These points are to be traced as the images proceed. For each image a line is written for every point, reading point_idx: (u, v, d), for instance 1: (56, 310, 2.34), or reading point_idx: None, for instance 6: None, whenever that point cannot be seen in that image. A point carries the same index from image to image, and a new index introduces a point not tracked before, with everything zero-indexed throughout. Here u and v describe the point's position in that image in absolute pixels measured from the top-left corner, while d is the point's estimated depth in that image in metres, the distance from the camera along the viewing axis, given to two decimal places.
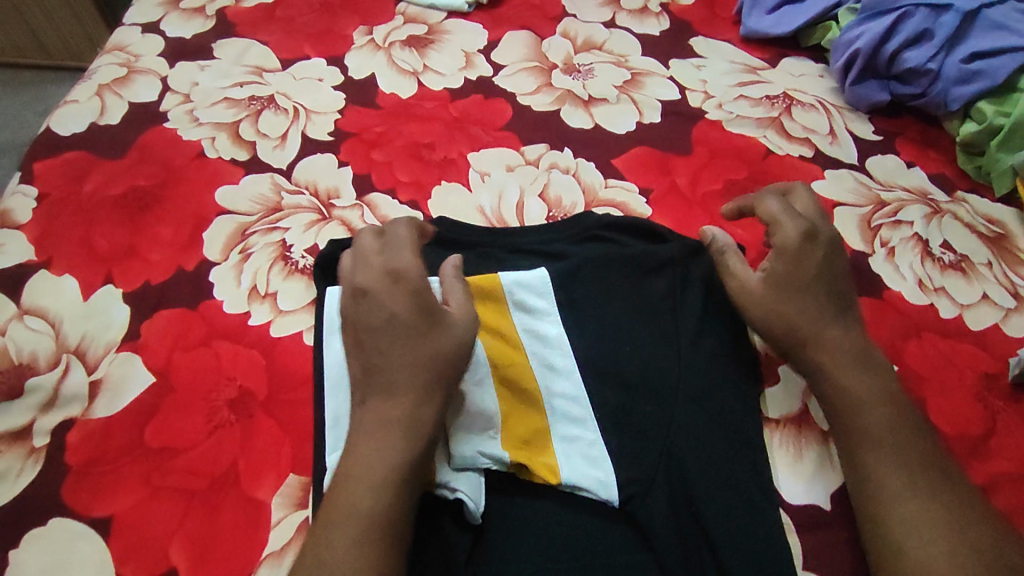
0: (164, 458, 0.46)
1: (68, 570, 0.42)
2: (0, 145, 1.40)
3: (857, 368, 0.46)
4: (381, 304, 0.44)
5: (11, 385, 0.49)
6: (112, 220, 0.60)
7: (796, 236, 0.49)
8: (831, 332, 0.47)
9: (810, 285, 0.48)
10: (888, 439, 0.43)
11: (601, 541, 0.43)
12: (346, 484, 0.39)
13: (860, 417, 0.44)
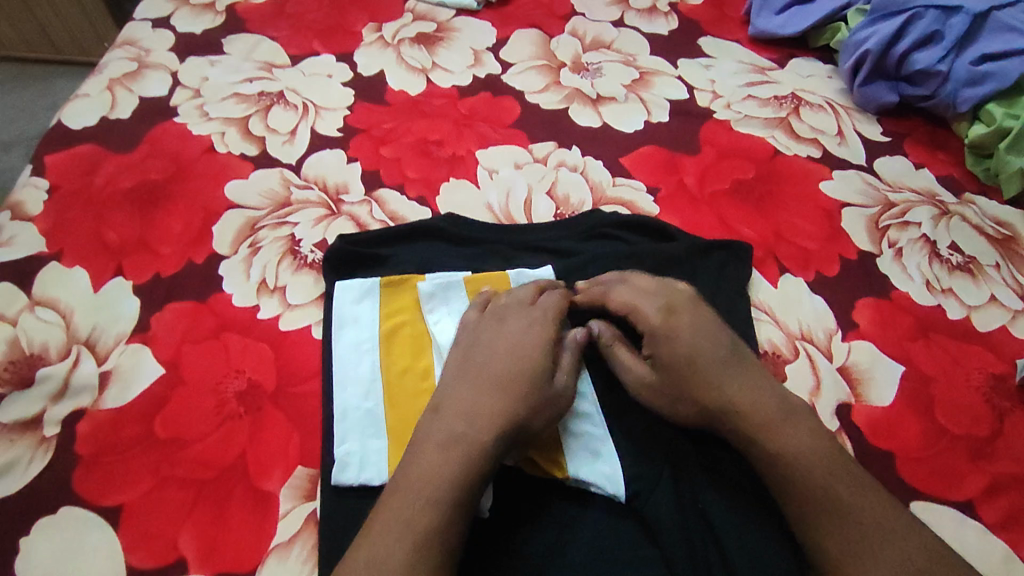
0: (173, 449, 0.46)
1: (77, 558, 0.42)
2: (9, 138, 1.41)
3: (782, 427, 0.42)
4: (506, 340, 0.46)
5: (22, 375, 0.50)
6: (123, 213, 0.60)
7: (653, 310, 0.47)
8: (734, 389, 0.44)
9: (703, 352, 0.45)
10: (833, 493, 0.40)
11: (608, 539, 0.42)
12: (401, 494, 0.39)
13: (795, 485, 0.41)
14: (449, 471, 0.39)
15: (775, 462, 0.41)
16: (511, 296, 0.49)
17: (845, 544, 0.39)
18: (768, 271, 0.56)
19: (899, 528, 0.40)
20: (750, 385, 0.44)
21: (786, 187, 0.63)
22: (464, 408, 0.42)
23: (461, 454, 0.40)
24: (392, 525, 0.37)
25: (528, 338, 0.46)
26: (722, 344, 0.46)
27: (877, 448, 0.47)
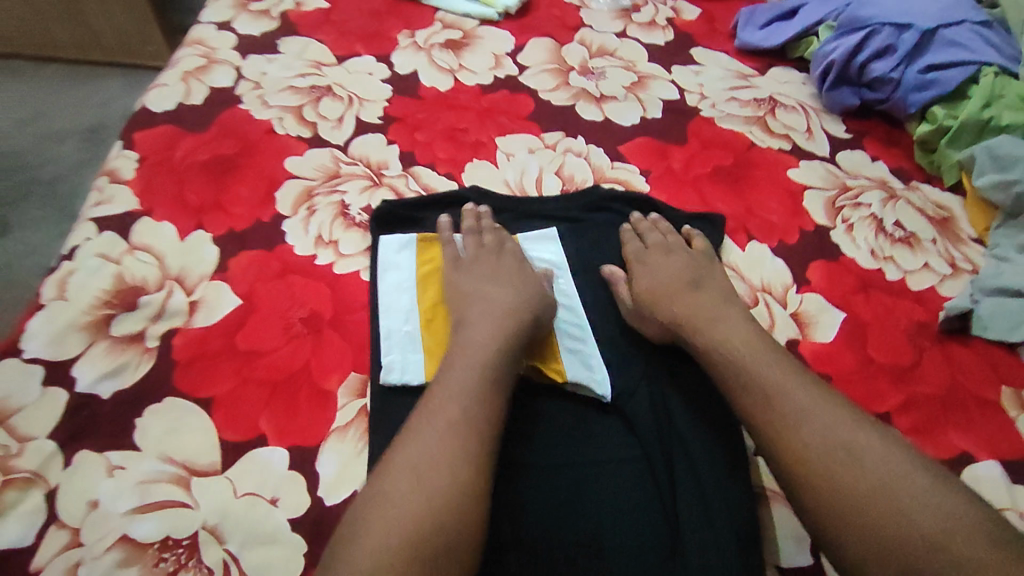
0: (252, 359, 0.58)
1: (180, 434, 0.54)
2: (60, 131, 1.54)
3: (714, 325, 0.56)
4: (500, 274, 0.60)
5: (127, 301, 0.62)
6: (200, 180, 0.72)
7: (634, 249, 0.64)
8: (682, 300, 0.58)
9: (666, 279, 0.60)
10: (756, 371, 0.51)
11: (601, 437, 0.53)
12: (448, 392, 0.50)
13: (728, 361, 0.53)
14: (479, 375, 0.51)
15: (709, 347, 0.54)
16: (489, 239, 0.64)
17: (772, 401, 0.49)
18: (739, 238, 0.67)
19: (812, 397, 0.49)
20: (695, 299, 0.58)
21: (759, 172, 0.74)
22: (487, 331, 0.54)
23: (482, 367, 0.51)
24: (437, 407, 0.49)
25: (521, 279, 0.59)
26: (683, 274, 0.61)
27: (817, 373, 0.58)
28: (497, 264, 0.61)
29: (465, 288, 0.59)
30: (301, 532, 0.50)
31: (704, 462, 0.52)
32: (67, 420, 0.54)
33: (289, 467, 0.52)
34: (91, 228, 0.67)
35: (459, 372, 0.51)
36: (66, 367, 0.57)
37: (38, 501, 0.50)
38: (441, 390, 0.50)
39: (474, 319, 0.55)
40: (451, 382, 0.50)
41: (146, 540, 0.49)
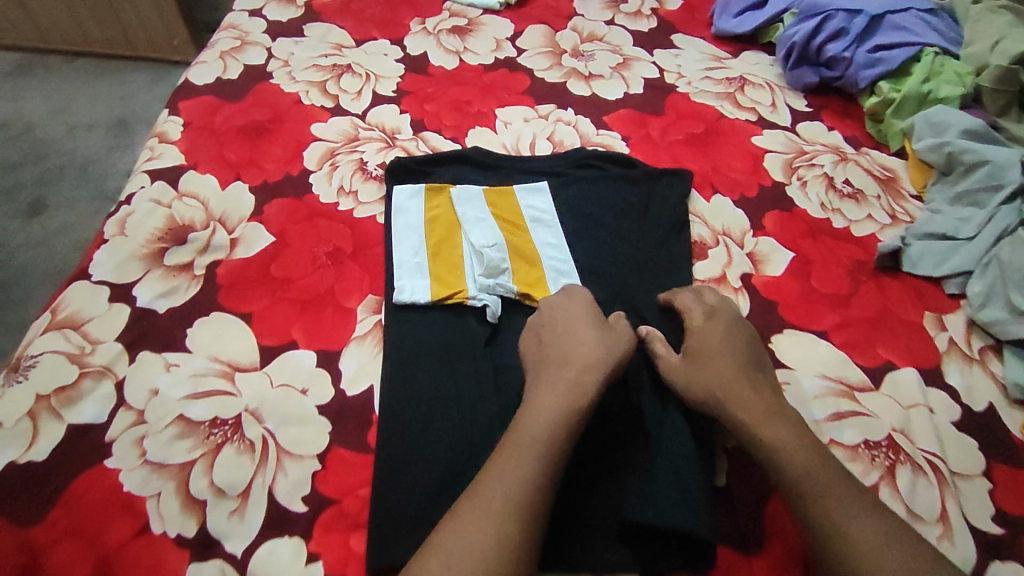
0: (284, 284, 0.68)
1: (225, 340, 0.64)
2: (91, 119, 1.65)
3: (770, 421, 0.54)
4: (570, 331, 0.60)
5: (178, 237, 0.72)
6: (237, 141, 0.83)
7: (702, 313, 0.61)
8: (744, 388, 0.56)
9: (717, 354, 0.58)
10: (817, 479, 0.50)
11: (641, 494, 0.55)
12: (497, 475, 0.50)
13: (784, 466, 0.51)
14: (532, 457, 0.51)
15: (763, 445, 0.53)
16: (536, 204, 0.74)
17: (824, 515, 0.48)
18: (705, 191, 0.77)
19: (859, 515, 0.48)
20: (757, 390, 0.56)
21: (727, 138, 0.84)
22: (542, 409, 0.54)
23: (534, 450, 0.51)
24: (490, 492, 0.49)
25: (597, 328, 0.60)
26: (739, 353, 0.58)
27: (767, 301, 0.67)
28: (587, 316, 0.61)
29: (549, 343, 0.59)
30: (325, 415, 0.60)
31: (685, 464, 0.54)
32: (130, 328, 0.65)
33: (316, 365, 0.63)
34: (145, 179, 0.78)
35: (524, 443, 0.51)
36: (128, 287, 0.68)
37: (109, 388, 0.61)
38: (503, 466, 0.50)
39: (557, 372, 0.56)
40: (515, 467, 0.50)
41: (198, 419, 0.59)
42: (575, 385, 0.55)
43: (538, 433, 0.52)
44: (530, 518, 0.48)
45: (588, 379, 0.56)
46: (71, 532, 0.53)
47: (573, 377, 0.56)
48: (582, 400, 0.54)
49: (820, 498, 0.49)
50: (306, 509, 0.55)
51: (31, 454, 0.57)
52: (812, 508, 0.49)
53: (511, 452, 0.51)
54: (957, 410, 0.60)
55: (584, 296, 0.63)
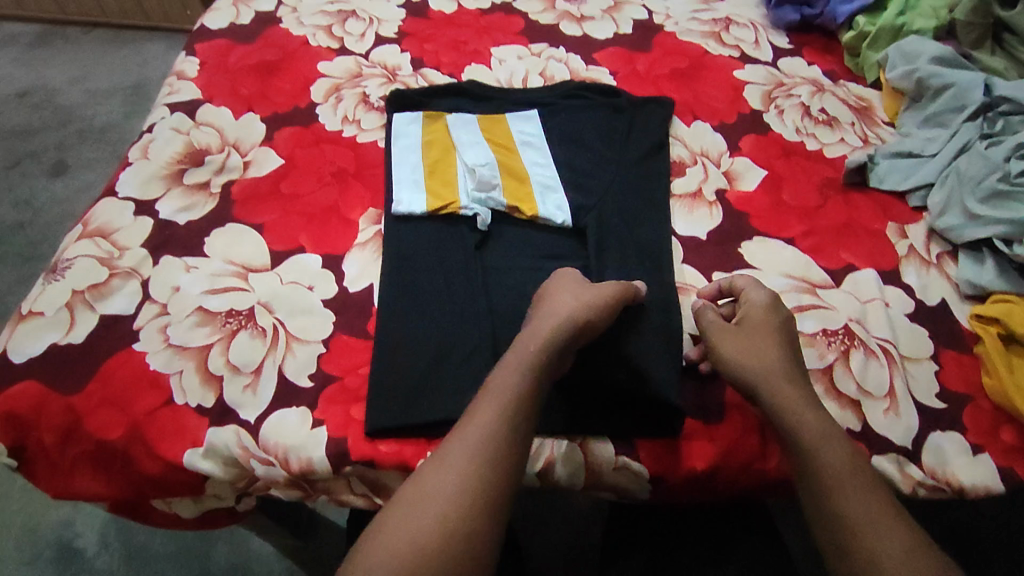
0: (292, 199, 0.74)
1: (239, 246, 0.70)
2: (108, 87, 1.71)
3: (807, 413, 0.54)
4: (568, 298, 0.59)
5: (196, 160, 0.78)
6: (248, 78, 0.88)
7: (761, 298, 0.60)
8: (786, 382, 0.55)
9: (772, 336, 0.58)
10: (845, 478, 0.50)
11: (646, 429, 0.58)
12: (450, 447, 0.51)
13: (814, 458, 0.52)
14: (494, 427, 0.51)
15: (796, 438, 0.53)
16: (526, 128, 0.79)
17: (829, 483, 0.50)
18: (686, 118, 0.82)
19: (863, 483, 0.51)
20: (798, 385, 0.56)
21: (710, 71, 0.88)
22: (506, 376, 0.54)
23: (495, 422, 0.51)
24: (455, 458, 0.50)
25: (590, 301, 0.58)
26: (786, 342, 0.58)
27: (739, 214, 0.72)
28: (584, 286, 0.61)
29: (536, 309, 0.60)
30: (330, 307, 0.66)
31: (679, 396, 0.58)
32: (154, 236, 0.71)
33: (322, 267, 0.69)
34: (165, 111, 0.84)
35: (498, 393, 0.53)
36: (151, 202, 0.74)
37: (136, 286, 0.67)
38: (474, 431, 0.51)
39: (532, 328, 0.57)
40: (471, 441, 0.51)
41: (216, 310, 0.65)
42: (543, 334, 0.56)
43: (504, 387, 0.53)
44: (495, 480, 0.50)
45: (550, 330, 0.56)
46: (107, 401, 0.60)
47: (535, 335, 0.56)
48: (544, 348, 0.55)
49: (836, 474, 0.51)
50: (312, 384, 0.61)
51: (70, 338, 0.63)
52: (836, 502, 0.50)
53: (479, 407, 0.52)
54: (911, 303, 0.66)
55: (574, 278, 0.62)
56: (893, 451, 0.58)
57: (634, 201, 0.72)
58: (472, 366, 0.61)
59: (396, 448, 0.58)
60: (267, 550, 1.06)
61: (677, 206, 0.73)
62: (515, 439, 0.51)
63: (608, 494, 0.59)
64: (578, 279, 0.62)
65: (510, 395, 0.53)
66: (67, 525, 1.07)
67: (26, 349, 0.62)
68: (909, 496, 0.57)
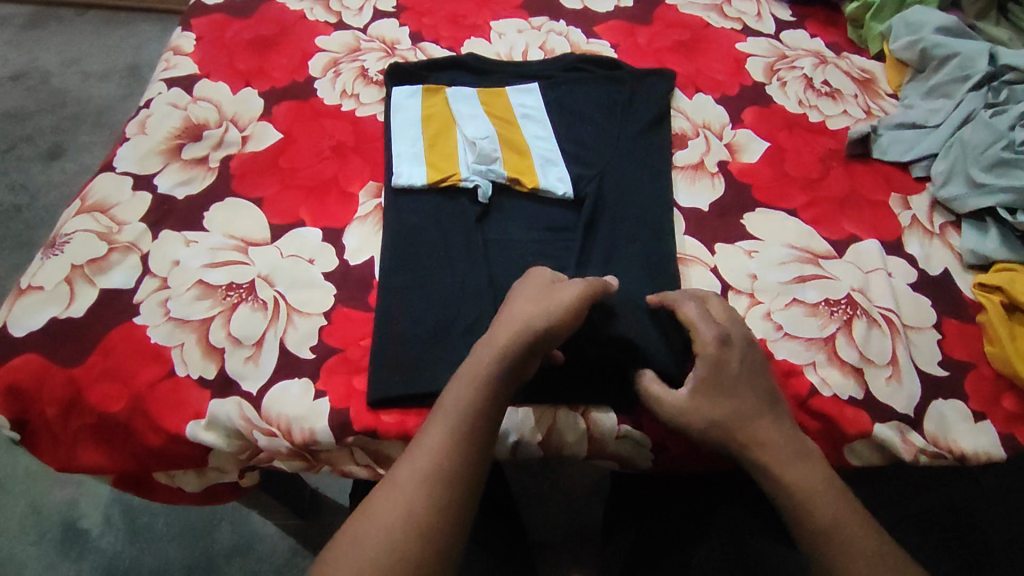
0: (291, 172, 0.74)
1: (239, 219, 0.70)
2: (104, 69, 1.69)
3: (794, 462, 0.53)
4: (535, 301, 0.56)
5: (193, 135, 0.78)
6: (245, 52, 0.86)
7: (713, 342, 0.55)
8: (761, 429, 0.54)
9: (736, 385, 0.55)
10: (841, 528, 0.52)
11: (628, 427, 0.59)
12: (400, 475, 0.51)
13: (804, 511, 0.52)
14: (445, 451, 0.52)
15: (785, 486, 0.53)
16: (527, 101, 0.78)
17: (795, 498, 0.53)
18: (688, 90, 0.81)
19: (826, 495, 0.53)
20: (776, 426, 0.54)
21: (713, 43, 0.87)
22: (454, 400, 0.53)
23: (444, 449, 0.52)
24: (395, 504, 0.50)
25: (547, 307, 0.55)
26: (747, 379, 0.55)
27: (741, 187, 0.72)
28: (549, 288, 0.57)
29: (499, 312, 0.57)
30: (331, 281, 0.66)
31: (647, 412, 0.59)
32: (153, 210, 0.70)
33: (322, 240, 0.68)
34: (162, 86, 0.83)
35: (444, 420, 0.52)
36: (149, 177, 0.73)
37: (136, 260, 0.67)
38: (405, 478, 0.51)
39: (486, 338, 0.55)
40: (416, 472, 0.51)
41: (216, 283, 0.65)
42: (497, 349, 0.54)
43: (449, 413, 0.53)
44: (443, 508, 0.50)
45: (504, 343, 0.54)
46: (108, 373, 0.60)
47: (481, 356, 0.54)
48: (500, 364, 0.53)
49: (800, 494, 0.52)
50: (314, 356, 0.61)
51: (70, 311, 0.63)
52: (800, 515, 0.52)
53: (428, 433, 0.52)
54: (913, 273, 0.66)
55: (543, 277, 0.59)
56: (895, 418, 0.58)
57: (636, 174, 0.71)
58: (474, 337, 0.61)
59: (399, 419, 0.58)
60: (270, 529, 1.06)
61: (679, 178, 0.72)
62: (458, 474, 0.51)
63: (611, 463, 0.61)
64: (546, 278, 0.59)
65: (455, 423, 0.52)
66: (70, 506, 1.07)
67: (27, 322, 0.62)
68: (911, 463, 0.58)
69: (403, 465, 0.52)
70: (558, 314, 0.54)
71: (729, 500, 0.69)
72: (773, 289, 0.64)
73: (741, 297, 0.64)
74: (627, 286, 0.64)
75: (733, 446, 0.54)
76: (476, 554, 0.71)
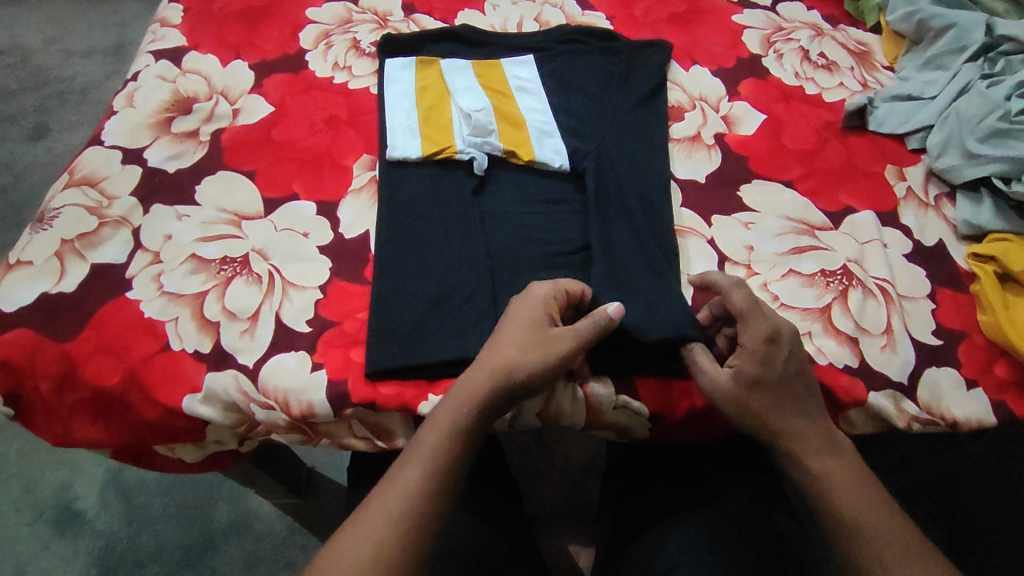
0: (284, 145, 0.73)
1: (231, 192, 0.69)
2: (88, 47, 1.64)
3: (824, 452, 0.54)
4: (520, 338, 0.54)
5: (183, 108, 0.76)
6: (233, 23, 0.84)
7: (760, 335, 0.54)
8: (794, 421, 0.54)
9: (779, 381, 0.54)
10: (868, 519, 0.52)
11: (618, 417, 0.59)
12: (384, 495, 0.51)
13: (831, 504, 0.53)
14: (427, 476, 0.52)
15: (814, 478, 0.53)
16: (523, 73, 0.77)
17: (824, 488, 0.53)
18: (684, 63, 0.80)
19: (854, 487, 0.53)
20: (808, 413, 0.54)
21: (710, 15, 0.85)
22: (442, 422, 0.53)
23: (437, 465, 0.52)
24: (371, 524, 0.50)
25: (529, 347, 0.54)
26: (791, 378, 0.54)
27: (738, 160, 0.72)
28: (541, 317, 0.55)
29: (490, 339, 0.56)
30: (325, 254, 0.65)
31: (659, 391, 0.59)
32: (143, 184, 0.69)
33: (316, 214, 0.68)
34: (150, 58, 0.81)
35: (418, 454, 0.52)
36: (139, 151, 0.72)
37: (127, 234, 0.66)
38: (379, 516, 0.50)
39: (470, 374, 0.54)
40: (397, 491, 0.51)
41: (209, 258, 0.64)
42: (477, 390, 0.53)
43: (428, 442, 0.53)
44: (429, 522, 0.51)
45: (489, 383, 0.53)
46: (102, 347, 0.59)
47: (459, 400, 0.53)
48: (478, 407, 0.53)
49: (833, 486, 0.53)
50: (310, 329, 0.61)
51: (62, 286, 0.62)
52: (828, 506, 0.53)
53: (410, 458, 0.52)
54: (909, 244, 0.66)
55: (541, 296, 0.57)
56: (889, 387, 0.58)
57: (634, 147, 0.71)
58: (471, 309, 0.61)
59: (397, 390, 0.58)
60: (268, 508, 1.07)
61: (676, 151, 0.72)
62: (436, 505, 0.52)
63: (607, 433, 0.61)
64: (542, 302, 0.56)
65: (439, 456, 0.52)
66: (65, 488, 1.07)
67: (16, 297, 0.61)
68: (903, 430, 0.58)
69: (381, 489, 0.52)
70: (529, 348, 0.54)
71: (732, 466, 0.70)
72: (770, 260, 0.64)
73: (738, 269, 0.64)
74: (624, 259, 0.63)
75: (767, 434, 0.54)
76: (474, 521, 0.70)
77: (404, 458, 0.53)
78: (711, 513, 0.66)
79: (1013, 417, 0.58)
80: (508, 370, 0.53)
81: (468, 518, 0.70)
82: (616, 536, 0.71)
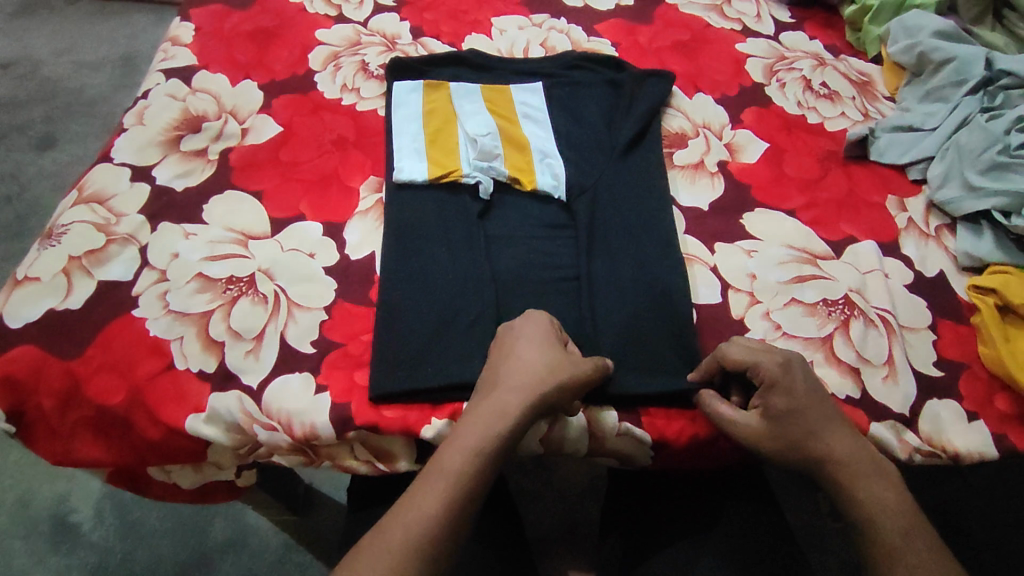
0: (291, 166, 0.73)
1: (239, 212, 0.70)
2: (97, 59, 1.65)
3: (868, 478, 0.54)
4: (544, 359, 0.56)
5: (192, 126, 0.77)
6: (243, 43, 0.85)
7: (777, 367, 0.56)
8: (833, 443, 0.54)
9: (804, 411, 0.55)
10: (902, 547, 0.52)
11: (623, 441, 0.59)
12: (411, 512, 0.51)
13: (873, 529, 0.53)
14: (463, 495, 0.52)
15: (857, 503, 0.54)
16: (528, 98, 0.78)
17: (863, 509, 0.54)
18: (688, 90, 0.81)
19: (892, 510, 0.53)
20: (847, 438, 0.55)
21: (714, 44, 0.87)
22: (470, 445, 0.53)
23: (471, 485, 0.53)
24: (394, 538, 0.50)
25: (546, 365, 0.56)
26: (821, 408, 0.55)
27: (740, 188, 0.72)
28: (548, 341, 0.58)
29: (496, 365, 0.57)
30: (331, 275, 0.66)
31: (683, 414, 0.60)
32: (152, 202, 0.70)
33: (323, 234, 0.68)
34: (160, 76, 0.81)
35: (441, 482, 0.52)
36: (148, 168, 0.72)
37: (134, 252, 0.66)
38: (405, 534, 0.50)
39: (500, 397, 0.55)
40: (427, 505, 0.51)
41: (215, 276, 0.65)
42: (516, 411, 0.54)
43: (456, 462, 0.53)
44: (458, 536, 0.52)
45: (521, 402, 0.55)
46: (107, 365, 0.60)
47: (497, 419, 0.54)
48: (513, 426, 0.54)
49: (870, 508, 0.53)
50: (314, 350, 0.61)
51: (69, 302, 0.63)
52: (868, 529, 0.53)
53: (438, 476, 0.52)
54: (909, 274, 0.67)
55: (543, 322, 0.59)
56: (891, 418, 0.59)
57: (637, 174, 0.72)
58: (475, 333, 0.62)
59: (401, 414, 0.59)
60: (265, 525, 1.06)
61: (678, 178, 0.73)
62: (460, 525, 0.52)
63: (610, 460, 0.61)
64: (546, 328, 0.59)
65: (462, 478, 0.52)
66: (61, 500, 1.06)
67: (23, 313, 0.62)
68: (905, 462, 0.58)
69: (410, 504, 0.52)
70: (539, 364, 0.56)
71: (732, 496, 0.70)
72: (772, 289, 0.65)
73: (741, 296, 0.65)
74: (626, 286, 0.64)
75: (807, 459, 0.55)
76: (476, 547, 0.70)
77: (434, 474, 0.53)
78: (713, 543, 0.66)
79: (1014, 450, 0.58)
80: (541, 388, 0.55)
81: (473, 547, 0.69)
82: (621, 564, 0.70)
